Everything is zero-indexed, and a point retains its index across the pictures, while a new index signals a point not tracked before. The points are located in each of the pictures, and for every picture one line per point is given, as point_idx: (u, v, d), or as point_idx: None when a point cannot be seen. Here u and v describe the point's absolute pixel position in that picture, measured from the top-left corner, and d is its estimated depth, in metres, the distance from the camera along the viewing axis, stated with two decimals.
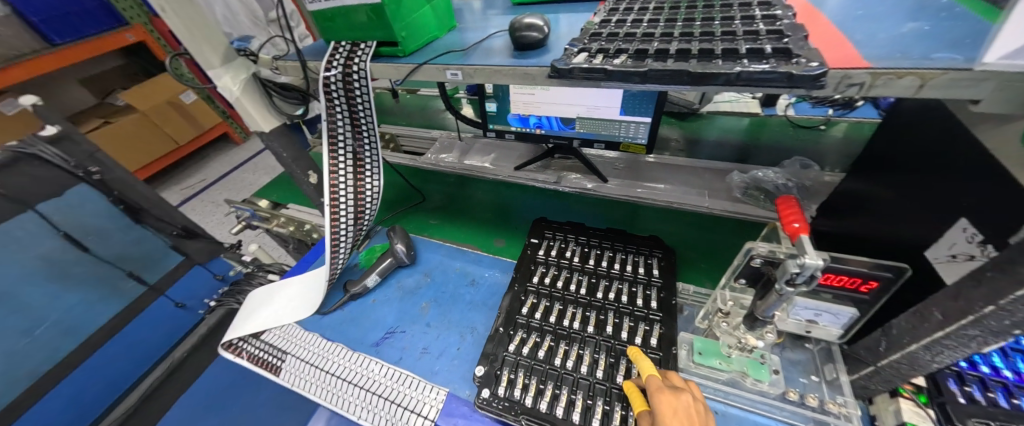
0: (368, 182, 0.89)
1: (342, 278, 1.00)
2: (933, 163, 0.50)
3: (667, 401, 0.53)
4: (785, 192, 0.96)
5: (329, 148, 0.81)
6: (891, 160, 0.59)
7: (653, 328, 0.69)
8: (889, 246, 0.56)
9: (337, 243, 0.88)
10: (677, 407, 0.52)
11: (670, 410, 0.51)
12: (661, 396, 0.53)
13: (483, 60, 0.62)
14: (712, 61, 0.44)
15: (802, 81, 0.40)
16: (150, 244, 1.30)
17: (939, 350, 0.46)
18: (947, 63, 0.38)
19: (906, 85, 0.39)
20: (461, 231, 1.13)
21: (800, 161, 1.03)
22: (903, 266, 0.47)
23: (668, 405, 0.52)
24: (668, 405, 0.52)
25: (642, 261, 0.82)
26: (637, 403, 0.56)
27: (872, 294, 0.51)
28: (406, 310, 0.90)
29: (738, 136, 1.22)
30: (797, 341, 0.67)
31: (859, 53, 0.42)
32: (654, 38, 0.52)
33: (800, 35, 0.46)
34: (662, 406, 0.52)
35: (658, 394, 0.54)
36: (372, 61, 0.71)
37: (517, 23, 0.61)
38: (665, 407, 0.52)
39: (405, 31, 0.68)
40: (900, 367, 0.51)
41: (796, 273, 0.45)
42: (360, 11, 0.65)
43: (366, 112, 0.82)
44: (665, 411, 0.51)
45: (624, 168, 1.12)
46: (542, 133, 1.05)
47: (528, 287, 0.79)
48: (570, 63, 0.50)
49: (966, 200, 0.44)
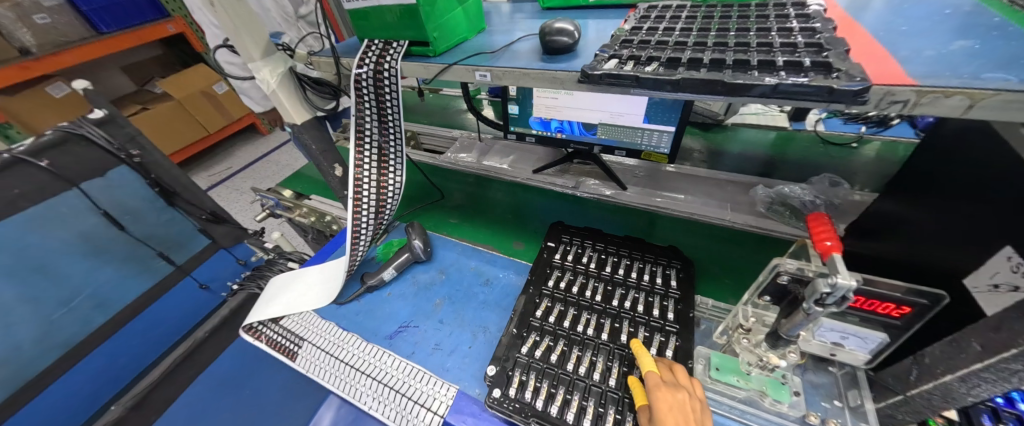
0: (390, 178, 0.91)
1: (360, 270, 1.02)
2: (976, 187, 0.48)
3: (664, 398, 0.54)
4: (812, 209, 0.94)
5: (357, 143, 0.84)
6: (929, 181, 0.57)
7: (669, 339, 0.68)
8: (924, 271, 0.54)
9: (358, 235, 0.90)
10: (674, 405, 0.53)
11: (666, 407, 0.52)
12: (658, 392, 0.55)
13: (512, 63, 0.63)
14: (747, 72, 0.44)
15: (841, 96, 0.39)
16: (181, 226, 1.36)
17: (976, 383, 0.44)
18: (999, 84, 0.37)
19: (954, 104, 0.38)
20: (478, 231, 1.14)
21: (828, 178, 1.00)
22: (942, 294, 0.45)
23: (665, 402, 0.53)
24: (665, 403, 0.53)
25: (660, 271, 0.81)
26: (637, 398, 0.58)
27: (904, 319, 0.49)
28: (420, 306, 0.91)
29: (764, 150, 1.19)
30: (820, 364, 0.64)
31: (903, 69, 0.41)
32: (686, 47, 0.51)
33: (841, 50, 0.45)
34: (659, 403, 0.53)
35: (656, 391, 0.55)
36: (403, 60, 0.73)
37: (547, 28, 0.62)
38: (662, 404, 0.53)
39: (436, 31, 0.69)
40: (931, 398, 0.49)
41: (827, 293, 0.44)
42: (395, 11, 0.67)
43: (394, 110, 0.83)
44: (662, 408, 0.53)
45: (644, 176, 1.11)
46: (563, 137, 1.05)
47: (542, 291, 0.79)
48: (600, 69, 0.50)
49: (1011, 228, 0.42)
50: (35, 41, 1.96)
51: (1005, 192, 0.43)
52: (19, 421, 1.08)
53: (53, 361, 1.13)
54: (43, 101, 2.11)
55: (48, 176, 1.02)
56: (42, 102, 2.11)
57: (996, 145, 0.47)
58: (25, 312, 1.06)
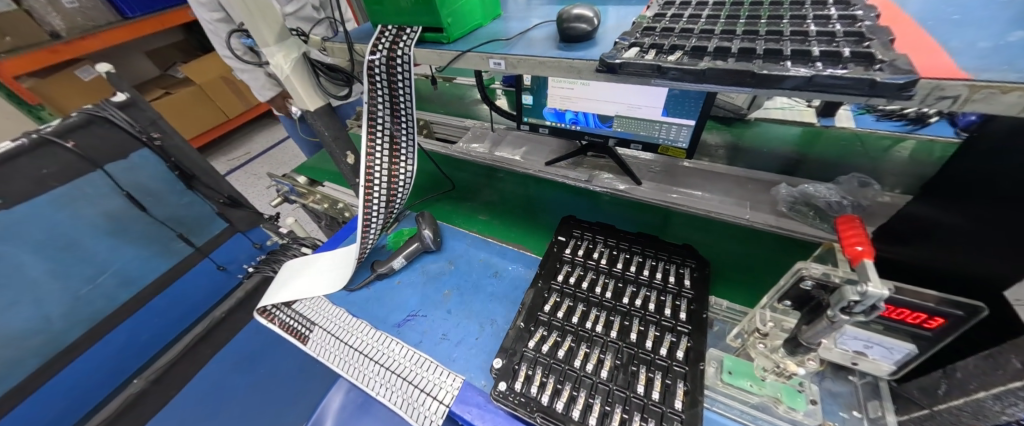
0: (402, 166, 0.91)
1: (370, 258, 1.03)
2: (1023, 192, 0.44)
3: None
4: (839, 210, 0.89)
5: (368, 130, 0.83)
6: (972, 185, 0.53)
7: (680, 340, 0.66)
8: (968, 280, 0.50)
9: (369, 223, 0.90)
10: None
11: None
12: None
13: (527, 51, 0.61)
14: (779, 63, 0.41)
15: (884, 91, 0.36)
16: (200, 208, 1.40)
17: (1012, 402, 0.40)
18: None
19: (1012, 101, 0.34)
20: (494, 225, 1.13)
21: (857, 178, 0.95)
22: (980, 306, 0.41)
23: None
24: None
25: (673, 269, 0.79)
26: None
27: (936, 331, 0.46)
28: (429, 295, 0.92)
29: (789, 146, 1.14)
30: (839, 372, 0.61)
31: (954, 62, 0.37)
32: (713, 35, 0.48)
33: (885, 40, 0.41)
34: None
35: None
36: (416, 47, 0.71)
37: (565, 14, 0.59)
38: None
39: (450, 17, 0.67)
40: (960, 416, 0.46)
41: (854, 301, 0.41)
42: None
43: (406, 97, 0.82)
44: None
45: (660, 172, 1.09)
46: (578, 129, 1.03)
47: (551, 285, 0.78)
48: (620, 57, 0.47)
49: None
50: (65, 25, 2.01)
51: None
52: (48, 390, 1.13)
53: (80, 335, 1.18)
54: (70, 84, 2.18)
55: (73, 158, 1.04)
56: (67, 84, 2.17)
57: None
58: (53, 287, 1.11)
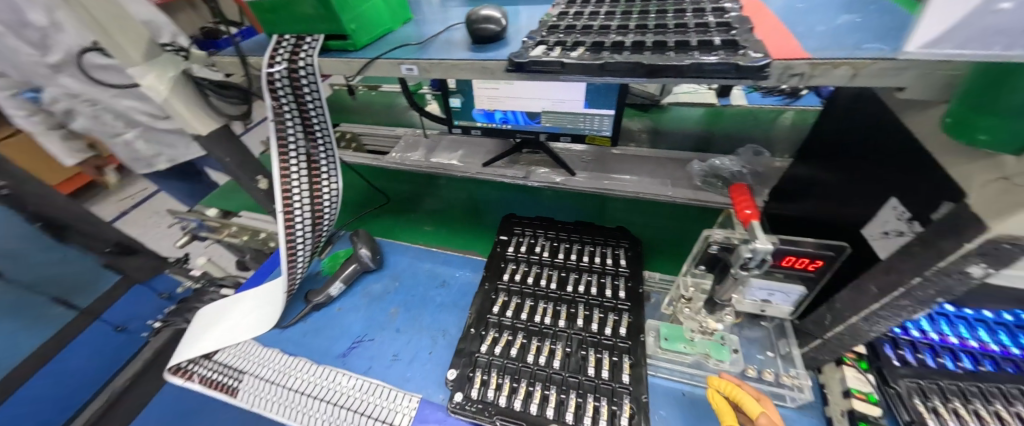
0: (324, 186, 0.85)
1: (303, 288, 0.95)
2: (871, 148, 0.53)
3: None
4: (740, 178, 1.03)
5: (280, 151, 0.76)
6: (834, 145, 0.63)
7: (622, 317, 0.70)
8: (840, 226, 0.60)
9: (294, 252, 0.83)
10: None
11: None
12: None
13: (440, 54, 0.60)
14: (664, 53, 0.44)
15: (748, 72, 0.40)
16: (77, 263, 1.23)
17: (875, 320, 0.49)
18: (877, 54, 0.39)
19: (841, 75, 0.40)
20: (442, 234, 1.11)
21: (753, 149, 1.09)
22: (845, 245, 0.49)
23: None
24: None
25: (609, 252, 0.84)
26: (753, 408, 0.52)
27: (818, 271, 0.54)
28: (374, 317, 0.87)
29: (698, 126, 1.27)
30: (754, 320, 0.71)
31: (801, 45, 0.44)
32: (611, 31, 0.52)
33: (747, 28, 0.46)
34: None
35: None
36: (320, 57, 0.65)
37: (474, 15, 0.60)
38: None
39: (354, 22, 0.62)
40: (844, 339, 0.55)
41: (749, 257, 0.47)
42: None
43: (316, 104, 0.75)
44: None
45: (591, 161, 1.14)
46: (509, 128, 1.05)
47: (498, 285, 0.78)
48: (527, 56, 0.48)
49: (899, 183, 0.47)
50: None
51: (901, 151, 0.47)
52: None
53: None
54: None
55: None
56: None
57: (886, 109, 0.51)
58: None
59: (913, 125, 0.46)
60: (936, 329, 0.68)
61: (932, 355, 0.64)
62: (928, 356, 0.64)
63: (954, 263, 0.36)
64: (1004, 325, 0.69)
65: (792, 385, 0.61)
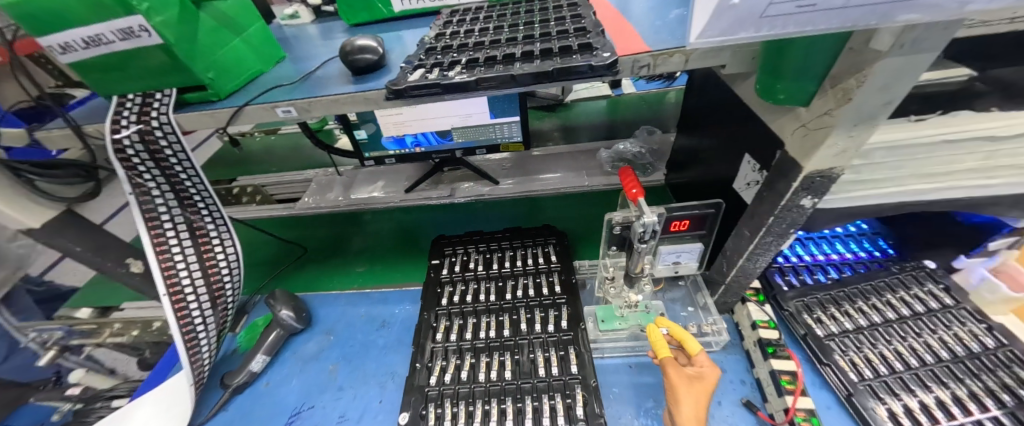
0: (216, 252, 0.76)
1: (218, 372, 0.82)
2: (733, 115, 0.62)
3: (705, 380, 0.56)
4: (642, 158, 1.14)
5: (150, 224, 0.65)
6: (708, 115, 0.73)
7: (561, 311, 0.73)
8: (723, 184, 0.69)
9: (194, 337, 0.70)
10: (707, 392, 0.56)
11: (707, 388, 0.56)
12: (707, 373, 0.57)
13: (318, 91, 0.57)
14: (532, 62, 0.47)
15: (600, 70, 0.44)
16: None
17: (756, 258, 0.57)
18: (666, 44, 0.48)
19: (677, 61, 0.48)
20: (376, 272, 1.02)
21: (647, 129, 1.22)
22: (719, 201, 0.58)
23: (707, 387, 0.56)
24: (708, 385, 0.56)
25: (539, 251, 0.87)
26: (693, 346, 0.59)
27: (705, 227, 0.61)
28: (310, 382, 0.79)
29: (602, 117, 1.38)
30: (673, 281, 0.79)
31: (645, 41, 0.50)
32: (485, 47, 0.54)
33: (599, 30, 0.51)
34: (704, 377, 0.56)
35: (705, 365, 0.57)
36: (175, 112, 0.58)
37: (348, 46, 0.57)
38: (705, 378, 0.56)
39: (211, 71, 0.56)
40: (740, 280, 0.63)
41: (642, 231, 0.54)
42: (158, 55, 0.51)
43: (182, 161, 0.68)
44: (700, 385, 0.56)
45: (511, 166, 1.18)
46: (422, 150, 1.03)
47: (438, 311, 0.76)
48: (406, 82, 0.47)
49: (755, 140, 0.55)
50: None
51: (750, 114, 0.56)
52: None
53: None
54: None
55: None
56: None
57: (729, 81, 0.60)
58: None
59: (745, 92, 0.55)
60: (808, 251, 0.83)
61: (809, 274, 0.78)
62: (803, 276, 0.78)
63: (791, 199, 0.46)
64: (851, 236, 0.86)
65: (712, 330, 0.69)
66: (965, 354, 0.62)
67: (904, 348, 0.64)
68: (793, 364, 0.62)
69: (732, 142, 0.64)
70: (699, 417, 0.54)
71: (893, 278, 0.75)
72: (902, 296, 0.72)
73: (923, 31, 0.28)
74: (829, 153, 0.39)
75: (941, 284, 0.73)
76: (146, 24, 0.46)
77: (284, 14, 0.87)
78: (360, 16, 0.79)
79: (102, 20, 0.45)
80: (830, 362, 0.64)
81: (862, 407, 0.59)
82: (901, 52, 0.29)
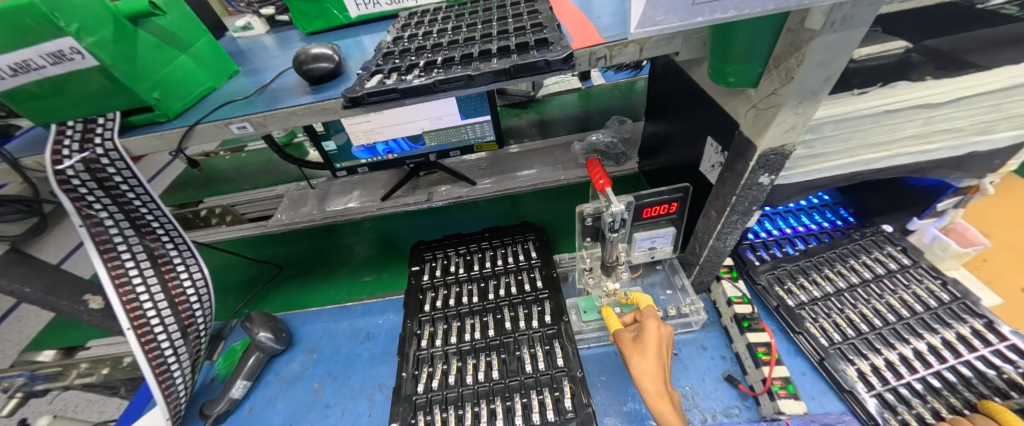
0: (181, 279, 0.72)
1: (196, 404, 0.79)
2: (694, 100, 0.64)
3: (650, 334, 0.55)
4: (614, 148, 1.16)
5: (105, 256, 0.61)
6: (672, 102, 0.75)
7: (544, 306, 0.73)
8: (692, 168, 0.71)
9: (166, 370, 0.67)
10: (655, 345, 0.54)
11: (651, 340, 0.54)
12: (649, 327, 0.56)
13: (274, 104, 0.55)
14: (489, 61, 0.47)
15: (557, 65, 0.44)
16: None
17: (726, 237, 0.59)
18: (617, 37, 0.49)
19: (632, 51, 0.49)
20: (386, 280, 1.00)
21: (617, 119, 1.23)
22: (686, 185, 0.58)
23: (653, 341, 0.54)
24: (653, 339, 0.55)
25: (520, 248, 0.87)
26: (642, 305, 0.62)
27: (678, 212, 0.62)
28: (296, 402, 0.76)
29: (574, 110, 1.39)
30: (651, 266, 0.81)
31: (600, 33, 0.50)
32: (443, 48, 0.53)
33: (555, 25, 0.52)
34: (646, 331, 0.56)
35: (646, 320, 0.57)
36: (122, 136, 0.55)
37: (303, 55, 0.55)
38: (648, 332, 0.56)
39: (156, 91, 0.53)
40: (712, 259, 0.66)
41: (612, 220, 0.56)
42: (96, 77, 0.47)
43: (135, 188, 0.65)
44: (645, 341, 0.55)
45: (487, 166, 1.18)
46: (395, 157, 1.01)
47: (421, 318, 0.75)
48: (362, 90, 0.45)
49: (715, 123, 0.57)
50: None
51: (709, 99, 0.57)
52: None
53: None
54: None
55: None
56: None
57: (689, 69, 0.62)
58: None
59: (703, 78, 0.57)
60: (776, 226, 0.86)
61: (778, 248, 0.81)
62: (770, 249, 0.81)
63: (751, 177, 0.48)
64: (814, 208, 0.90)
65: (692, 310, 0.72)
66: (923, 310, 0.66)
67: (868, 310, 0.68)
68: (767, 336, 0.65)
69: (695, 127, 0.66)
70: (654, 371, 0.52)
71: (855, 244, 0.79)
72: (865, 261, 0.76)
73: (850, 8, 0.29)
74: (780, 129, 0.41)
75: (898, 246, 0.77)
76: (78, 45, 0.43)
77: (236, 25, 0.85)
78: (315, 23, 0.76)
79: (27, 45, 0.42)
80: (802, 329, 0.67)
81: (833, 370, 0.62)
82: (833, 30, 0.31)
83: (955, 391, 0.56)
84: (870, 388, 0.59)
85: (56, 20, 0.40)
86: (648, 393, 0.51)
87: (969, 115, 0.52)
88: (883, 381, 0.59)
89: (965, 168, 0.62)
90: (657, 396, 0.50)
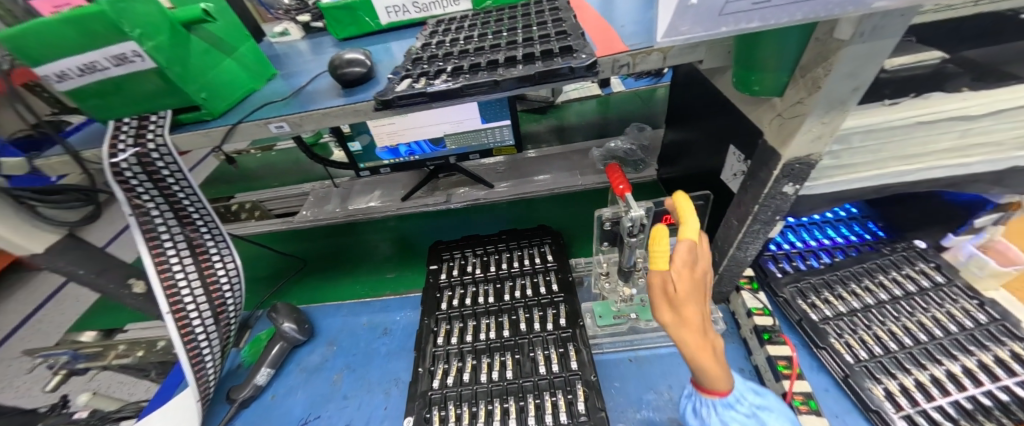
0: (216, 268, 0.76)
1: (223, 388, 0.83)
2: (717, 108, 0.63)
3: (686, 282, 0.44)
4: (633, 155, 1.16)
5: (150, 244, 0.65)
6: (694, 111, 0.74)
7: (559, 309, 0.74)
8: (713, 176, 0.71)
9: (198, 353, 0.70)
10: (693, 295, 0.44)
11: (688, 290, 0.43)
12: (684, 270, 0.44)
13: (309, 106, 0.58)
14: (515, 67, 0.48)
15: (581, 72, 0.45)
16: None
17: (746, 246, 0.58)
18: (640, 46, 0.49)
19: (655, 59, 0.50)
20: (408, 276, 1.02)
21: (637, 126, 1.23)
22: (707, 193, 0.63)
23: (690, 290, 0.43)
24: (688, 286, 0.44)
25: (536, 251, 0.88)
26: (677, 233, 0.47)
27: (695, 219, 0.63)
28: (316, 392, 0.79)
29: (593, 116, 1.39)
30: None
31: (624, 42, 0.51)
32: (470, 54, 0.55)
33: (579, 33, 0.53)
34: (679, 274, 0.44)
35: (679, 259, 0.44)
36: (171, 133, 0.59)
37: (338, 60, 0.59)
38: (682, 277, 0.44)
39: (203, 91, 0.56)
40: (732, 269, 0.65)
41: (631, 225, 0.56)
42: (152, 77, 0.51)
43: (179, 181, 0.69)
44: (683, 292, 0.43)
45: (505, 170, 1.20)
46: (417, 158, 1.04)
47: (438, 316, 0.77)
48: (393, 93, 0.48)
49: (737, 132, 0.57)
50: None
51: (732, 108, 0.57)
52: None
53: None
54: None
55: None
56: None
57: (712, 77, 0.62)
58: None
59: (726, 87, 0.57)
60: (799, 238, 0.84)
61: (801, 260, 0.79)
62: (793, 262, 0.79)
63: (774, 187, 0.47)
64: (841, 221, 0.87)
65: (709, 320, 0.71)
66: (957, 331, 0.63)
67: (897, 328, 0.65)
68: (788, 349, 0.63)
69: (717, 135, 0.66)
70: (693, 323, 0.43)
71: (884, 259, 0.76)
72: (895, 277, 0.73)
73: (881, 19, 0.29)
74: (805, 139, 0.41)
75: (931, 263, 0.74)
76: (140, 49, 0.47)
77: (274, 31, 0.88)
78: (348, 30, 0.80)
79: (96, 48, 0.46)
80: (826, 345, 0.66)
81: (859, 388, 0.60)
82: (862, 40, 0.31)
83: (992, 416, 0.53)
84: (899, 408, 0.56)
85: (122, 26, 0.44)
86: (688, 350, 0.44)
87: (1007, 129, 0.50)
88: (913, 402, 0.56)
89: (1005, 184, 0.60)
90: (699, 350, 0.43)
